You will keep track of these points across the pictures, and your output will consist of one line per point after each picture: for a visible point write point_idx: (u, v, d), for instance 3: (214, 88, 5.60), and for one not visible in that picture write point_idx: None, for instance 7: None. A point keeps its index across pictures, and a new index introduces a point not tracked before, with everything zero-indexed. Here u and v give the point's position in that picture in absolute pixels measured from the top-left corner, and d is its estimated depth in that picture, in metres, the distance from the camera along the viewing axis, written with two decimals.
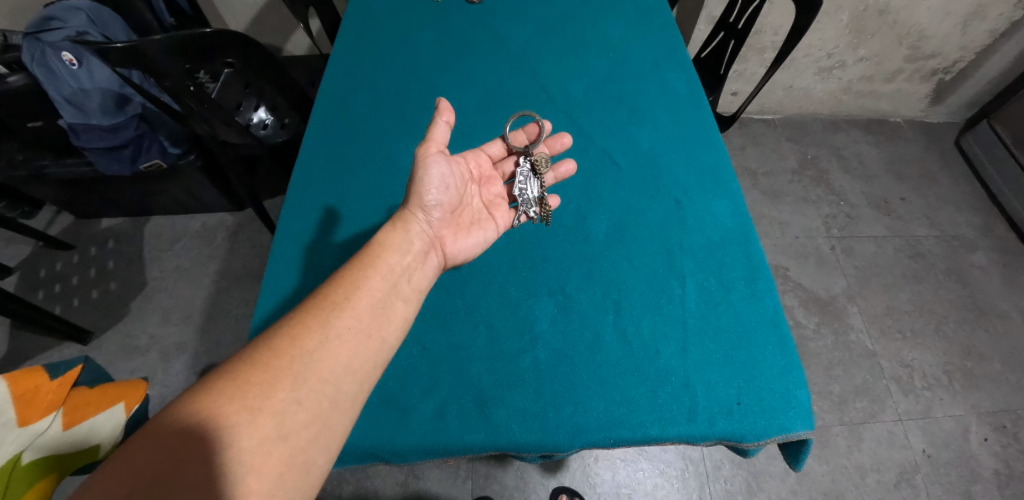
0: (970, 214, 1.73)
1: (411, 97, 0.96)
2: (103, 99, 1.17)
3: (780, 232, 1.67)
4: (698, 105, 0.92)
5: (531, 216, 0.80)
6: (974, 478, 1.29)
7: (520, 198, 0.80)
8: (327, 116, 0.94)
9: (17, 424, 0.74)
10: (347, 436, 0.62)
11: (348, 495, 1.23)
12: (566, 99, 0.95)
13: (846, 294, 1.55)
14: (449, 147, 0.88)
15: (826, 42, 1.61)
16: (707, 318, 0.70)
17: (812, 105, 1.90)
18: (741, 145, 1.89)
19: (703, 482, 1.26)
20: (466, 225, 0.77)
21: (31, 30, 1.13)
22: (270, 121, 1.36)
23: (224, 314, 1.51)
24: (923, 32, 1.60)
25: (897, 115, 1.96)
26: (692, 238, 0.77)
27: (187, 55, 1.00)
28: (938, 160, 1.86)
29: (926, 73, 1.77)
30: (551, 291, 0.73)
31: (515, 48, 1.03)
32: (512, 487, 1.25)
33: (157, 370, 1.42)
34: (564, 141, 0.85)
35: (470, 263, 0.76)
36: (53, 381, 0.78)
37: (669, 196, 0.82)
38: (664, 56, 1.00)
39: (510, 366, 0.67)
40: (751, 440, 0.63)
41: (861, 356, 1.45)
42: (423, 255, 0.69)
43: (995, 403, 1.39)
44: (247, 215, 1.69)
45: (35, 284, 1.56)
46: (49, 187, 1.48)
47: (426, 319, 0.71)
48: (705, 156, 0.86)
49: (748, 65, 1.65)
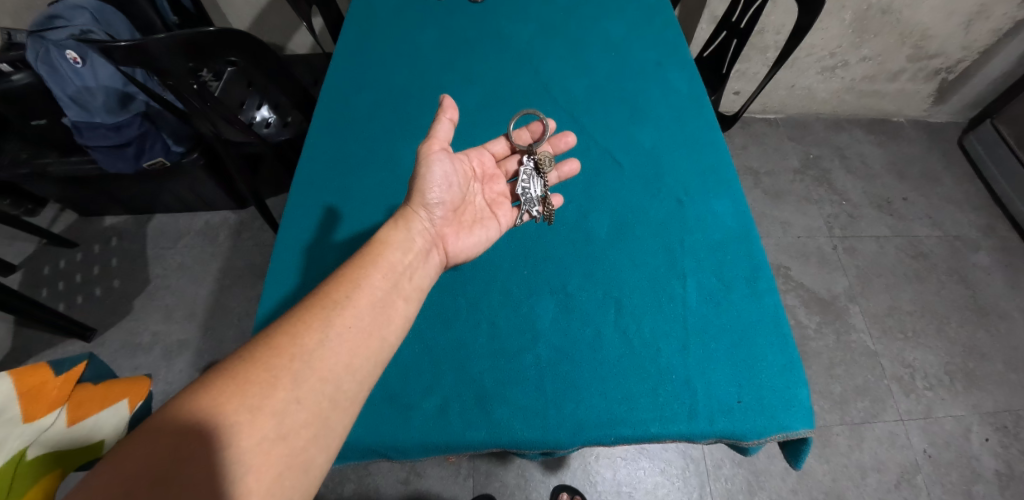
0: (972, 214, 1.73)
1: (413, 96, 0.97)
2: (106, 98, 1.18)
3: (782, 231, 1.67)
4: (700, 104, 0.93)
5: (533, 215, 0.80)
6: (975, 478, 1.29)
7: (522, 197, 0.80)
8: (329, 114, 0.94)
9: (22, 420, 0.73)
10: (348, 432, 0.63)
11: (350, 492, 1.24)
12: (567, 98, 0.95)
13: (848, 294, 1.55)
14: (454, 146, 0.89)
15: (828, 41, 1.61)
16: (707, 317, 0.70)
17: (815, 105, 1.90)
18: (743, 144, 1.89)
19: (703, 481, 1.26)
20: (468, 224, 0.77)
21: (34, 28, 1.13)
22: (273, 120, 1.36)
23: (226, 311, 1.52)
24: (926, 32, 1.60)
25: (900, 115, 1.95)
26: (693, 237, 0.77)
27: (190, 54, 1.00)
28: (941, 159, 1.86)
29: (929, 73, 1.77)
30: (551, 289, 0.74)
31: (517, 46, 1.03)
32: (513, 485, 1.26)
33: (159, 368, 1.43)
34: (568, 141, 0.86)
35: (472, 262, 0.76)
36: (59, 377, 0.77)
37: (670, 195, 0.82)
38: (666, 55, 1.00)
39: (510, 364, 0.67)
40: (751, 438, 0.63)
41: (862, 356, 1.45)
42: (424, 254, 0.69)
43: (996, 403, 1.39)
44: (249, 213, 1.69)
45: (39, 281, 1.57)
46: (53, 185, 1.48)
47: (428, 317, 0.71)
48: (707, 155, 0.86)
49: (750, 64, 1.65)
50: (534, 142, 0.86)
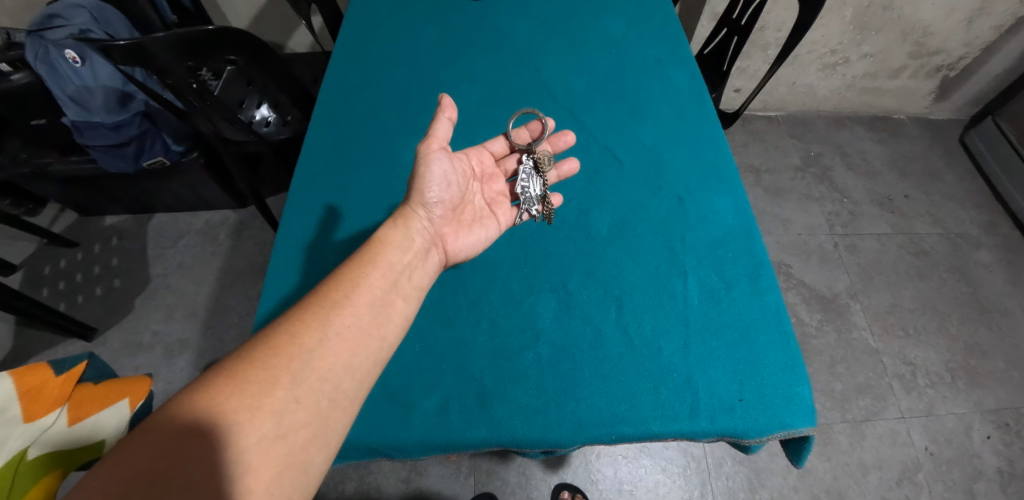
0: (974, 211, 1.72)
1: (413, 94, 0.97)
2: (106, 97, 1.17)
3: (783, 229, 1.67)
4: (701, 101, 0.92)
5: (533, 214, 0.80)
6: (977, 476, 1.29)
7: (521, 196, 0.80)
8: (329, 113, 0.94)
9: (23, 420, 0.73)
10: (349, 431, 0.62)
11: (351, 491, 1.24)
12: (567, 95, 0.95)
13: (849, 292, 1.55)
14: (452, 144, 0.88)
15: (829, 38, 1.60)
16: (708, 315, 0.70)
17: (815, 102, 1.89)
18: (744, 142, 1.88)
19: (704, 479, 1.26)
20: (468, 223, 0.77)
21: (34, 27, 1.13)
22: (273, 119, 1.35)
23: (226, 310, 1.52)
24: (927, 28, 1.59)
25: (901, 112, 1.94)
26: (694, 235, 0.77)
27: (189, 52, 1.00)
28: (942, 157, 1.85)
29: (930, 69, 1.76)
30: (552, 287, 0.73)
31: (517, 44, 1.03)
32: (514, 484, 1.26)
33: (160, 367, 1.43)
34: (567, 140, 0.85)
35: (472, 261, 0.76)
36: (58, 377, 0.78)
37: (671, 193, 0.82)
38: (666, 52, 1.00)
39: (511, 363, 0.67)
40: (753, 437, 0.63)
41: (863, 353, 1.45)
42: (424, 253, 0.69)
43: (997, 400, 1.39)
44: (249, 212, 1.69)
45: (40, 281, 1.57)
46: (52, 185, 1.48)
47: (428, 315, 0.71)
48: (707, 152, 0.86)
49: (751, 61, 1.65)
50: (533, 141, 0.86)
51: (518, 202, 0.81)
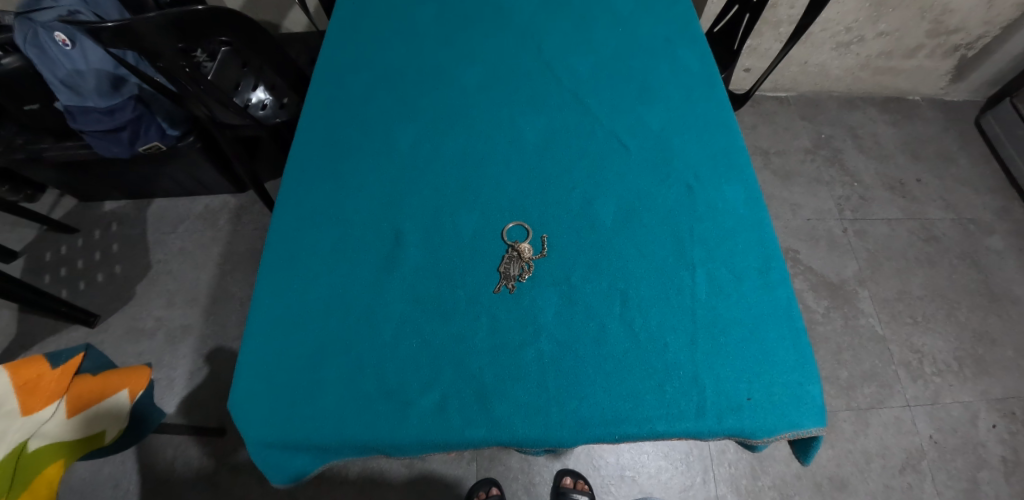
0: (988, 197, 1.68)
1: (410, 76, 0.93)
2: (99, 81, 1.13)
3: (792, 214, 1.64)
4: (712, 84, 0.89)
5: (511, 279, 0.70)
6: (981, 464, 1.28)
7: (501, 269, 0.71)
8: (323, 97, 0.91)
9: (20, 413, 0.78)
10: (256, 429, 0.63)
11: (355, 475, 1.25)
12: (572, 77, 0.91)
13: (858, 278, 1.52)
14: (416, 135, 0.86)
15: (845, 16, 1.54)
16: (718, 310, 0.68)
17: (827, 82, 1.83)
18: (753, 124, 1.83)
19: (708, 466, 1.27)
20: (403, 219, 0.77)
21: (20, 8, 1.06)
22: (269, 102, 1.33)
23: (228, 296, 1.51)
24: (947, 5, 1.52)
25: (917, 93, 1.88)
26: (703, 225, 0.74)
27: (178, 33, 0.94)
28: (957, 139, 1.80)
29: (948, 49, 1.69)
30: (553, 280, 0.71)
31: (520, 24, 0.98)
32: (517, 469, 1.27)
33: (163, 354, 1.43)
34: (509, 150, 0.83)
35: (414, 259, 0.73)
36: (55, 369, 0.82)
37: (680, 181, 0.78)
38: (676, 31, 0.96)
39: (512, 359, 0.65)
40: (761, 436, 0.62)
41: (871, 340, 1.43)
42: (337, 310, 0.70)
43: (1004, 389, 1.37)
44: (249, 197, 1.67)
45: (41, 268, 1.56)
46: (50, 171, 1.46)
47: (425, 309, 0.69)
48: (718, 138, 0.82)
49: (763, 40, 1.59)
50: (488, 142, 0.84)
51: (500, 276, 0.71)
